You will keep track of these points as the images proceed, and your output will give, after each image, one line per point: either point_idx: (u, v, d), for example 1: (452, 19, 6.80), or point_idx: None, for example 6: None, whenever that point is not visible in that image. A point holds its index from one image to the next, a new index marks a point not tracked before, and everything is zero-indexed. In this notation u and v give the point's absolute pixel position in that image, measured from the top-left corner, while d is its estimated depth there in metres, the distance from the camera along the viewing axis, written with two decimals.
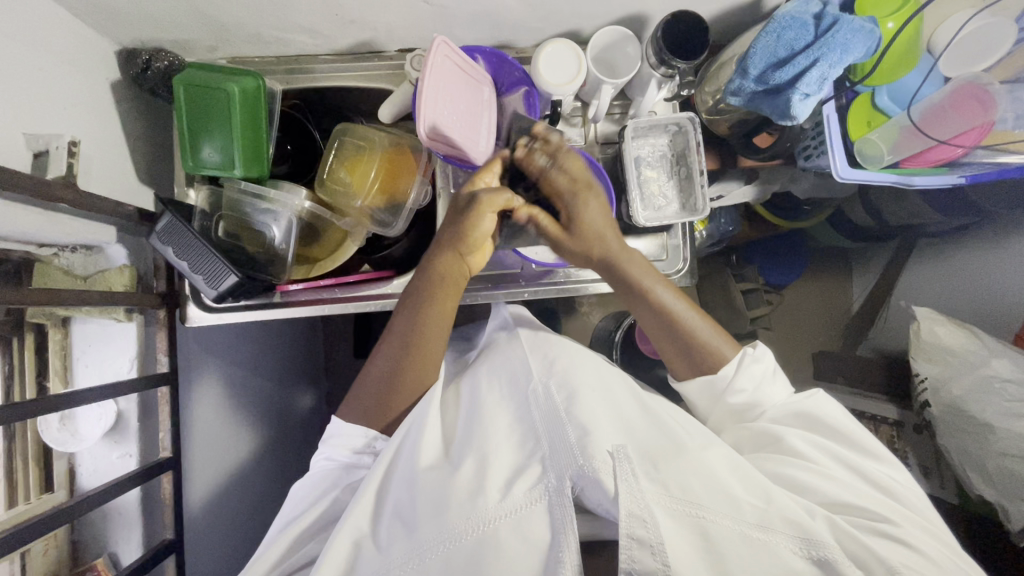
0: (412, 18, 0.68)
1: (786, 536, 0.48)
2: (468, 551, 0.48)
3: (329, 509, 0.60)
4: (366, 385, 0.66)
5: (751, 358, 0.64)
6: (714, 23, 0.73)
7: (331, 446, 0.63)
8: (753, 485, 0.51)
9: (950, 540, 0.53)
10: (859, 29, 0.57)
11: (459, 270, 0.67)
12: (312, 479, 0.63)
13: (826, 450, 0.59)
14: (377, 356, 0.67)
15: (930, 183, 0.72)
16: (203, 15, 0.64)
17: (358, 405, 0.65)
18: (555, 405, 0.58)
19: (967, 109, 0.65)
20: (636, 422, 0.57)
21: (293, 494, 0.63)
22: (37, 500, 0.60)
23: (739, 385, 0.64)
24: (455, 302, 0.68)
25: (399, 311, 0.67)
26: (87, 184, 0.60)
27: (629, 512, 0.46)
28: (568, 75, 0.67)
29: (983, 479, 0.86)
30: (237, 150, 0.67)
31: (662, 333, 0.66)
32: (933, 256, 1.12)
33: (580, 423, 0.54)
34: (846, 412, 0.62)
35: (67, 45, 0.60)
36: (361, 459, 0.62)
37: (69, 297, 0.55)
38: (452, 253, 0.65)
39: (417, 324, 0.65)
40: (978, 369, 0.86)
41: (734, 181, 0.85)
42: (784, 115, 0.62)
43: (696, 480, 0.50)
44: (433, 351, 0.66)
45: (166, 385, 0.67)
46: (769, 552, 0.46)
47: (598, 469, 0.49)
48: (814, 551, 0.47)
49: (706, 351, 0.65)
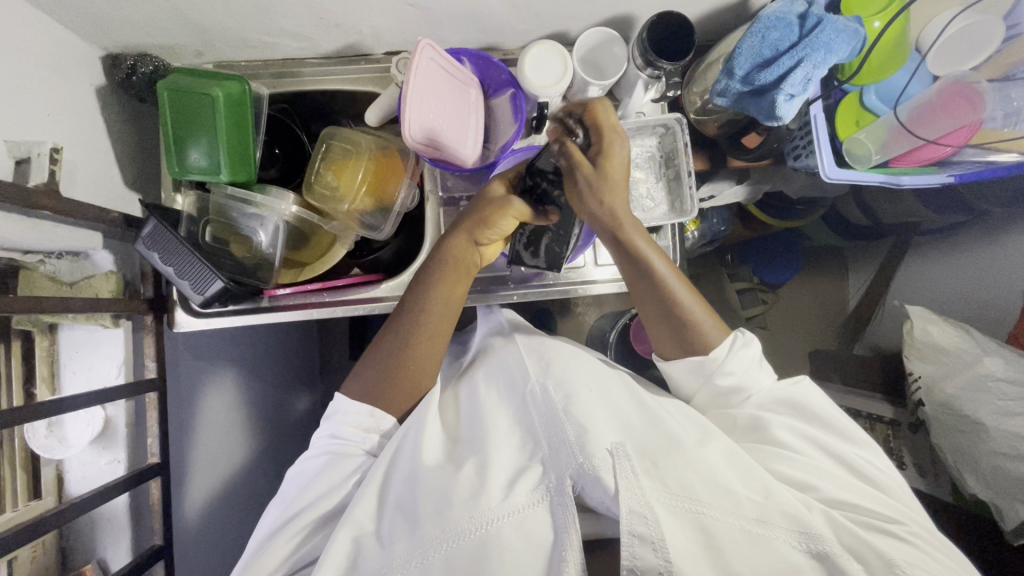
0: (397, 21, 0.68)
1: (786, 532, 0.47)
2: (470, 553, 0.47)
3: (340, 502, 0.58)
4: (367, 369, 0.65)
5: (742, 341, 0.62)
6: (701, 24, 0.73)
7: (334, 423, 0.63)
8: (752, 479, 0.51)
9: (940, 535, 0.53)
10: (843, 29, 0.57)
11: (471, 258, 0.66)
12: (312, 458, 0.61)
13: (813, 446, 0.59)
14: (382, 339, 0.66)
15: (917, 183, 0.70)
16: (188, 20, 0.64)
17: (362, 386, 0.64)
18: (552, 404, 0.57)
19: (955, 108, 0.64)
20: (635, 420, 0.57)
21: (293, 488, 0.60)
22: (25, 507, 0.60)
23: (729, 368, 0.61)
24: (465, 288, 0.67)
25: (410, 294, 0.66)
26: (72, 191, 0.61)
27: (630, 509, 0.45)
28: (554, 78, 0.67)
29: (977, 478, 0.86)
30: (223, 155, 0.67)
31: (660, 314, 0.62)
32: (928, 252, 1.11)
33: (578, 422, 0.54)
34: (831, 401, 0.62)
35: (49, 52, 0.60)
36: (368, 441, 0.62)
37: (55, 304, 0.55)
38: (467, 241, 0.65)
39: (429, 307, 0.64)
40: (971, 367, 0.86)
41: (725, 181, 0.85)
42: (769, 116, 0.62)
43: (694, 476, 0.49)
44: (439, 336, 0.66)
45: (154, 391, 0.67)
46: (768, 548, 0.46)
47: (597, 466, 0.49)
48: (811, 545, 0.46)
49: (703, 333, 0.61)
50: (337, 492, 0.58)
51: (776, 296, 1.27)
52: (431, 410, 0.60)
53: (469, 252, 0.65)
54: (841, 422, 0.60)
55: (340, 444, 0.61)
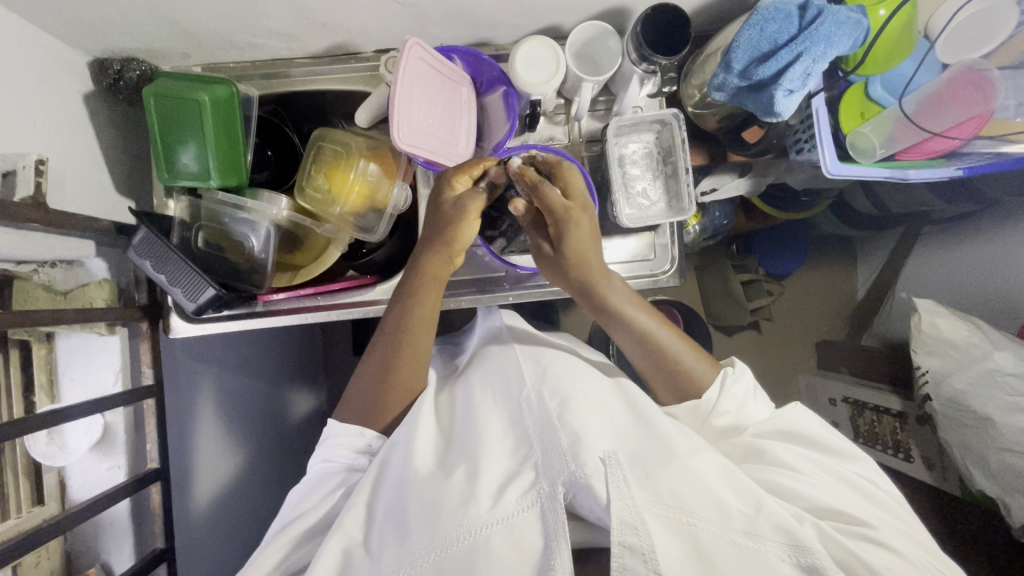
0: (385, 18, 0.66)
1: (777, 543, 0.46)
2: (458, 561, 0.47)
3: (327, 513, 0.58)
4: (356, 391, 0.66)
5: (732, 378, 0.64)
6: (699, 14, 0.70)
7: (327, 447, 0.63)
8: (743, 491, 0.49)
9: (925, 538, 0.52)
10: (845, 20, 0.55)
11: (443, 271, 0.66)
12: (308, 481, 0.62)
13: (790, 453, 0.57)
14: (369, 356, 0.67)
15: (924, 177, 0.69)
16: (171, 24, 0.63)
17: (352, 407, 0.65)
18: (547, 413, 0.56)
19: (966, 98, 0.62)
20: (631, 430, 0.56)
21: (289, 501, 0.62)
22: (28, 514, 0.61)
23: (724, 408, 0.62)
24: (439, 298, 0.67)
25: (389, 309, 0.67)
26: (61, 201, 0.60)
27: (623, 520, 0.46)
28: (546, 74, 0.65)
29: (984, 473, 0.84)
30: (212, 159, 0.67)
31: (656, 367, 0.65)
32: (938, 243, 1.07)
33: (572, 429, 0.53)
34: (825, 425, 0.61)
35: (33, 60, 0.59)
36: (359, 460, 0.62)
37: (45, 317, 0.54)
38: (436, 252, 0.65)
39: (406, 323, 0.65)
40: (980, 362, 0.84)
41: (727, 174, 0.83)
42: (767, 111, 0.60)
43: (688, 487, 0.48)
44: (425, 344, 0.66)
45: (152, 398, 0.67)
46: (757, 561, 0.45)
47: (590, 476, 0.48)
48: (802, 558, 0.45)
49: (693, 376, 0.64)
50: (324, 502, 0.59)
51: (782, 288, 1.26)
52: (421, 417, 0.61)
53: (438, 260, 0.65)
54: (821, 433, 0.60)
55: (331, 466, 0.62)
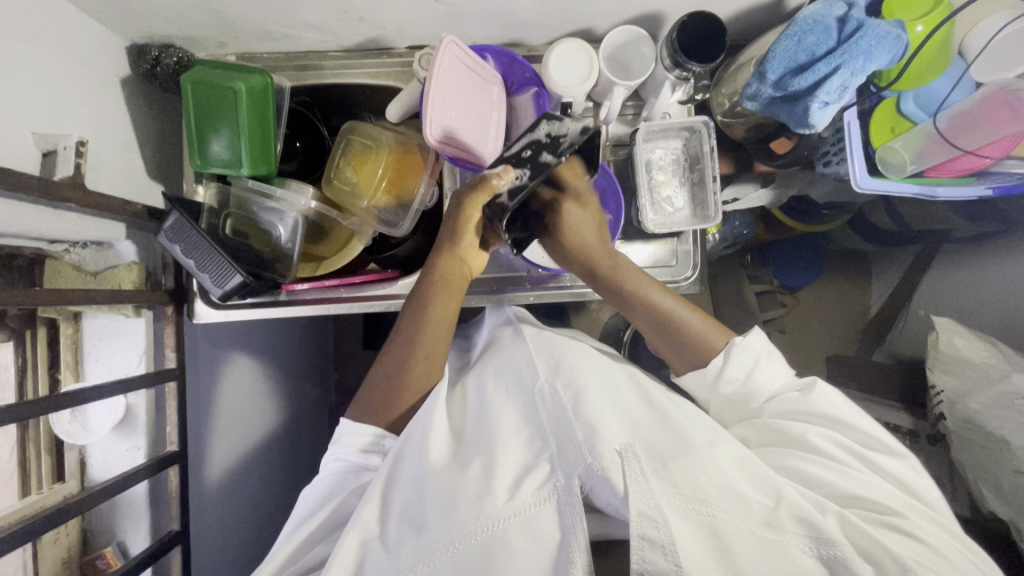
0: (421, 15, 0.67)
1: (798, 536, 0.46)
2: (477, 552, 0.47)
3: (336, 512, 0.58)
4: (371, 385, 0.66)
5: (740, 348, 0.63)
6: (734, 23, 0.70)
7: (340, 446, 0.63)
8: (762, 484, 0.49)
9: (954, 529, 0.51)
10: (884, 35, 0.55)
11: (457, 269, 0.67)
12: (323, 480, 0.62)
13: (817, 436, 0.57)
14: (382, 359, 0.67)
15: (953, 195, 0.69)
16: (211, 12, 0.64)
17: (365, 402, 0.66)
18: (560, 405, 0.57)
19: (997, 116, 0.62)
20: (646, 422, 0.56)
21: (305, 496, 0.62)
22: (49, 490, 0.63)
23: (732, 374, 0.63)
24: (458, 303, 0.68)
25: (405, 312, 0.67)
26: (96, 182, 0.61)
27: (640, 512, 0.45)
28: (578, 77, 0.65)
29: (996, 496, 0.83)
30: (244, 148, 0.68)
31: (676, 346, 0.66)
32: (958, 261, 1.06)
33: (587, 422, 0.53)
34: (851, 402, 0.60)
35: (75, 43, 0.60)
36: (370, 460, 0.62)
37: (77, 296, 0.55)
38: (450, 254, 0.67)
39: (423, 324, 0.65)
40: (998, 383, 0.83)
41: (749, 184, 0.83)
42: (801, 123, 0.60)
43: (706, 479, 0.48)
44: (439, 341, 0.66)
45: (174, 380, 0.67)
46: (778, 552, 0.44)
47: (606, 468, 0.48)
48: (821, 549, 0.45)
49: (704, 344, 0.65)
50: (331, 502, 0.59)
51: (796, 300, 1.25)
52: (436, 405, 0.61)
53: (454, 262, 0.67)
54: (854, 418, 0.58)
55: (345, 465, 0.62)
